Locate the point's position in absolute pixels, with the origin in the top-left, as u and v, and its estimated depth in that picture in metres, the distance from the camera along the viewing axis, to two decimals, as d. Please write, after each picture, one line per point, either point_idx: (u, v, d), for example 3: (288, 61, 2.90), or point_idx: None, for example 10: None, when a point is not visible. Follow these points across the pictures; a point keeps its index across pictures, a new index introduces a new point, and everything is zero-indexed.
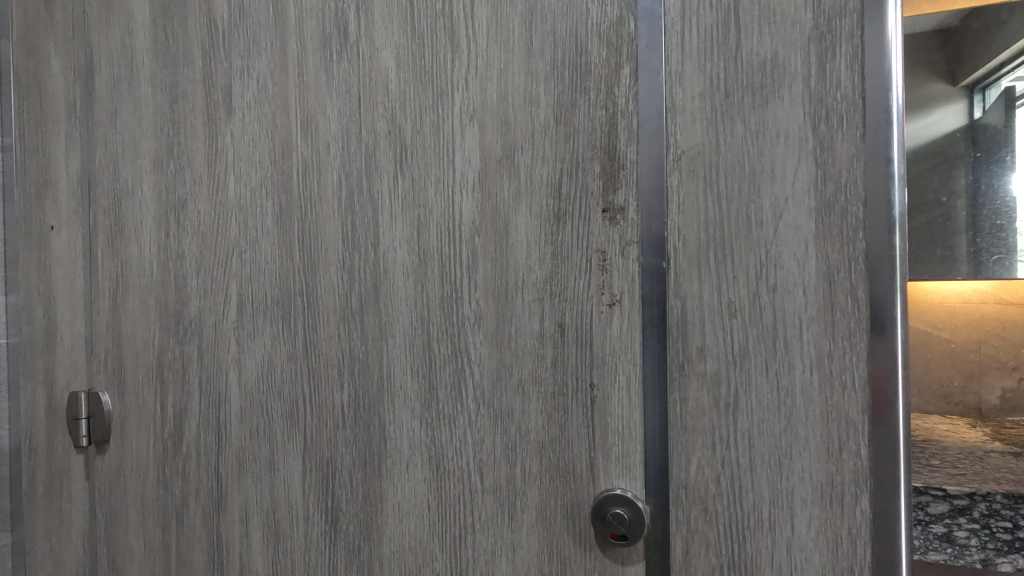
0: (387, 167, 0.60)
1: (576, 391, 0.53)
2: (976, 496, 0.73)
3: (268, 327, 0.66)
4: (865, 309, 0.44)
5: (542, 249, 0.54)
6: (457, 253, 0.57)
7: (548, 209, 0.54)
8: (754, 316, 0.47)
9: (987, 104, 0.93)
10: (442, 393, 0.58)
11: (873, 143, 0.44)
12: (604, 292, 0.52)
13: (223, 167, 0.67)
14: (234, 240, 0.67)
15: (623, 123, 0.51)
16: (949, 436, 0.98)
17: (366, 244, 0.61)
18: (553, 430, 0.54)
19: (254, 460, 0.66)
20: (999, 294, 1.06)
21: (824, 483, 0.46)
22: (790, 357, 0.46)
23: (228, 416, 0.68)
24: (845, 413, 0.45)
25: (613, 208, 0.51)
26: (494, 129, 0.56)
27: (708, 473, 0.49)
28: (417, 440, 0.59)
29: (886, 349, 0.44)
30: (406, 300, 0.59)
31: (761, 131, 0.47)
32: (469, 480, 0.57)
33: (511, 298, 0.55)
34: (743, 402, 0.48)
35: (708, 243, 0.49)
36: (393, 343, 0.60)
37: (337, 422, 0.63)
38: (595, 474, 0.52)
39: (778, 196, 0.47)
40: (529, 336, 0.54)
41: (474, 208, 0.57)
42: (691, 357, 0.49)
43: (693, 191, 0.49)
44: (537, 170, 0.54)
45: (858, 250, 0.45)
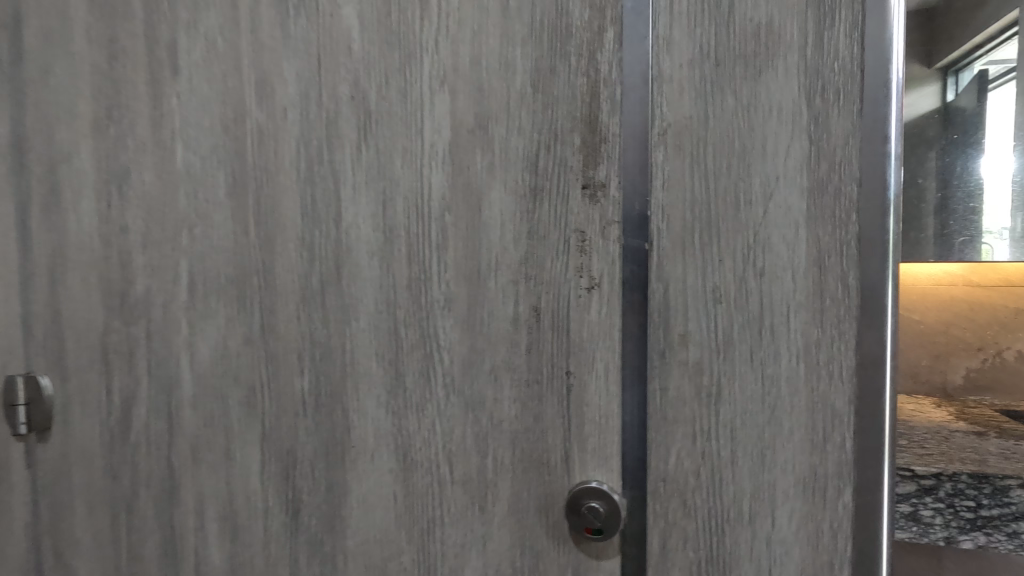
0: (351, 136, 0.55)
1: (551, 380, 0.50)
2: (943, 476, 0.73)
3: (222, 308, 0.61)
4: (855, 295, 0.42)
5: (517, 227, 0.50)
6: (426, 231, 0.53)
7: (524, 185, 0.50)
8: (740, 302, 0.45)
9: (960, 86, 0.91)
10: (410, 381, 0.54)
11: (871, 120, 0.41)
12: (582, 275, 0.49)
13: (169, 132, 0.61)
14: (182, 213, 0.61)
15: (605, 92, 0.47)
16: (916, 416, 0.99)
17: (327, 220, 0.56)
18: (527, 420, 0.51)
19: (209, 450, 0.62)
20: (965, 277, 1.06)
21: (807, 476, 0.44)
22: (776, 345, 0.44)
23: (180, 403, 0.63)
24: (831, 404, 0.43)
25: (593, 184, 0.48)
26: (467, 96, 0.51)
27: (688, 465, 0.47)
28: (384, 429, 0.56)
29: (874, 338, 0.42)
30: (371, 280, 0.55)
31: (753, 104, 0.44)
32: (438, 471, 0.54)
33: (483, 280, 0.51)
34: (725, 391, 0.45)
35: (694, 223, 0.46)
36: (357, 327, 0.56)
37: (297, 411, 0.59)
38: (570, 465, 0.50)
39: (769, 174, 0.44)
40: (504, 320, 0.51)
41: (444, 181, 0.52)
42: (673, 344, 0.46)
43: (679, 168, 0.46)
44: (513, 142, 0.50)
45: (851, 233, 0.42)
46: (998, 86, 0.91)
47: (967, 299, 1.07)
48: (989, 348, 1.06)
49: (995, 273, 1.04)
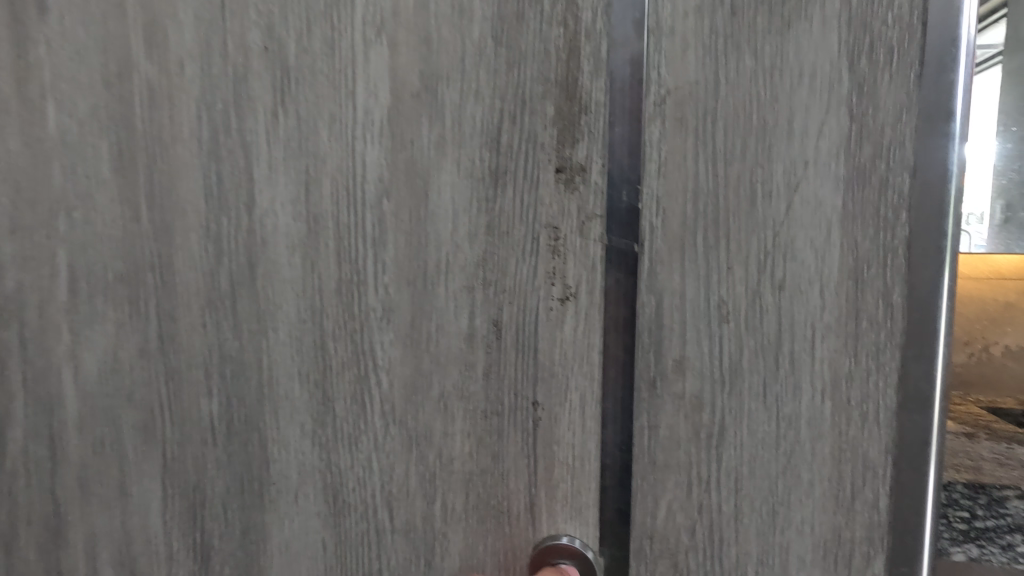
0: (264, 98, 0.43)
1: (514, 411, 0.40)
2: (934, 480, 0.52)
3: (110, 312, 0.49)
4: (900, 318, 0.33)
5: (472, 219, 0.40)
6: (360, 222, 0.42)
7: (482, 166, 0.39)
8: (752, 322, 0.35)
9: None
10: (340, 408, 0.44)
11: (931, 90, 0.32)
12: (554, 283, 0.38)
13: (38, 89, 0.48)
14: (58, 193, 0.49)
15: (586, 48, 0.37)
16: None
17: (236, 205, 0.45)
18: (483, 460, 0.41)
19: (101, 483, 0.51)
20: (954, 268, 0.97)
21: (829, 539, 0.35)
22: (797, 377, 0.35)
23: (64, 426, 0.52)
24: (863, 453, 0.34)
25: (569, 167, 0.37)
26: (411, 50, 0.40)
27: (681, 521, 0.37)
28: (309, 464, 0.45)
29: (921, 372, 0.33)
30: (292, 282, 0.44)
31: (778, 67, 0.34)
32: (375, 516, 0.44)
33: (430, 285, 0.41)
34: (730, 433, 0.36)
35: (697, 220, 0.36)
36: (275, 339, 0.45)
37: (205, 439, 0.48)
38: (536, 516, 0.40)
39: (795, 160, 0.34)
40: (455, 337, 0.41)
41: (381, 159, 0.41)
42: (666, 373, 0.37)
43: (679, 147, 0.36)
44: (468, 110, 0.39)
45: (899, 238, 0.33)
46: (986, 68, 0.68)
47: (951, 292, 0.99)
48: (976, 342, 0.97)
49: (981, 263, 0.96)
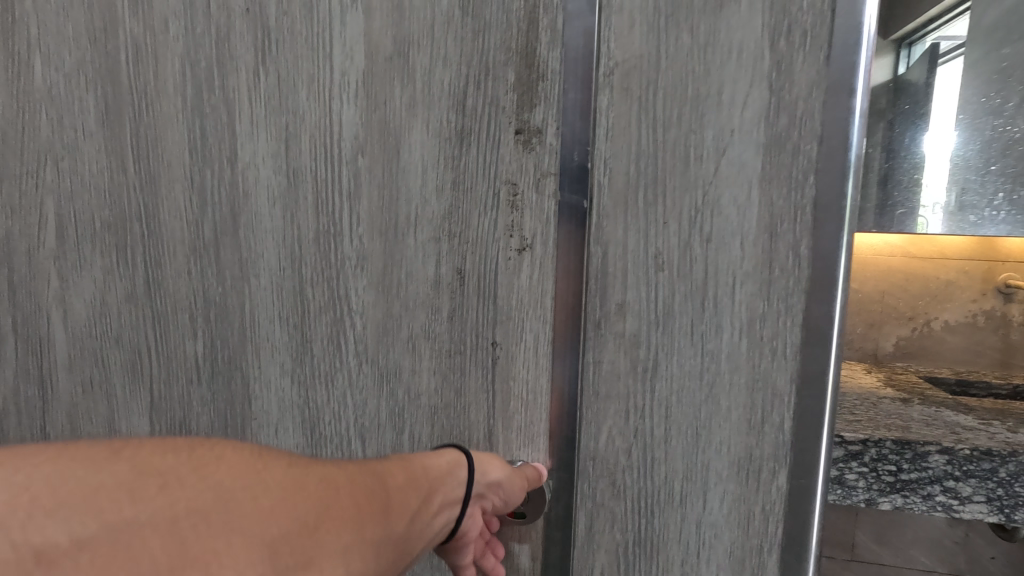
0: (246, 57, 0.46)
1: (475, 351, 0.45)
2: (869, 441, 0.60)
3: (98, 258, 0.52)
4: (806, 266, 0.39)
5: (439, 176, 0.44)
6: (335, 177, 0.46)
7: (449, 125, 0.43)
8: (683, 269, 0.40)
9: (912, 61, 0.72)
10: (317, 347, 0.48)
11: (839, 68, 0.37)
12: (513, 235, 0.43)
13: (26, 43, 0.50)
14: (45, 145, 0.51)
15: (545, 18, 0.40)
16: (848, 381, 0.98)
17: (219, 158, 0.48)
18: (447, 395, 0.46)
19: (91, 420, 0.55)
20: (904, 249, 1.06)
21: (742, 457, 0.41)
22: (719, 317, 0.40)
23: (54, 366, 0.55)
24: (772, 382, 0.40)
25: (528, 129, 0.42)
26: (384, 14, 0.43)
27: (619, 443, 0.43)
28: (288, 400, 0.50)
29: (822, 313, 0.39)
30: (272, 232, 0.48)
31: (710, 44, 0.38)
32: (350, 448, 0.49)
33: (401, 236, 0.45)
34: (662, 366, 0.42)
35: (638, 179, 0.40)
36: (256, 286, 0.49)
37: (190, 378, 0.52)
38: (494, 445, 0.46)
39: (723, 127, 0.39)
40: (424, 282, 0.45)
41: (357, 117, 0.45)
42: (609, 314, 0.42)
43: (625, 113, 0.40)
44: (437, 73, 0.43)
45: (807, 197, 0.38)
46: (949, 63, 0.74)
47: (904, 270, 1.06)
48: (920, 317, 1.06)
49: (931, 245, 1.04)
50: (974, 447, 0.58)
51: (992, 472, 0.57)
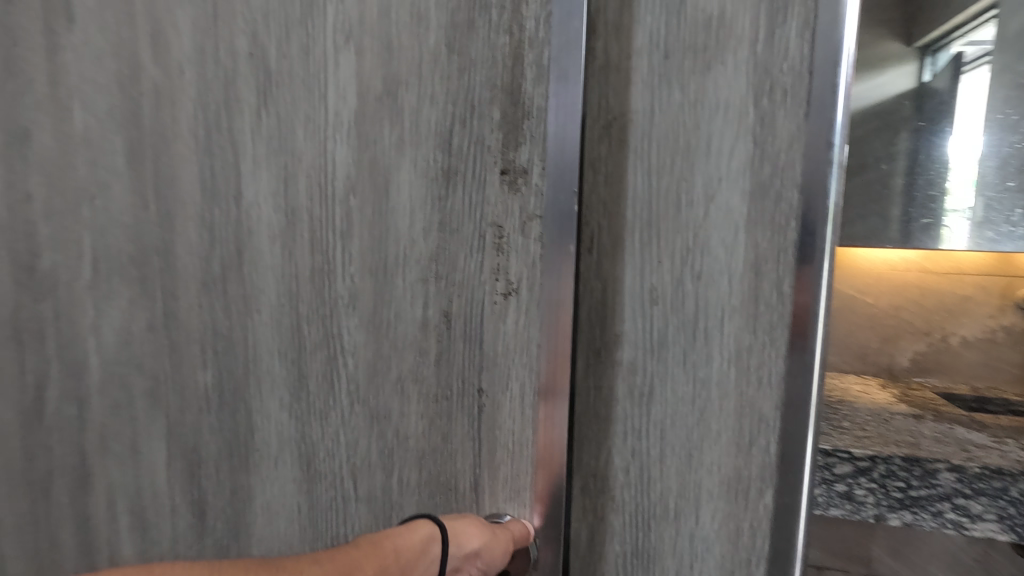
0: (250, 100, 0.52)
1: (462, 397, 0.49)
2: (878, 459, 0.71)
3: (124, 289, 0.58)
4: (789, 302, 0.42)
5: (428, 217, 0.48)
6: (330, 216, 0.51)
7: (436, 168, 0.47)
8: (676, 303, 0.44)
9: (937, 68, 0.90)
10: (314, 383, 0.53)
11: (816, 123, 0.40)
12: (498, 279, 0.47)
13: (68, 95, 0.56)
14: (83, 183, 0.57)
15: (529, 55, 0.44)
16: (861, 398, 0.99)
17: (228, 197, 0.53)
18: (433, 439, 0.50)
19: (116, 441, 0.60)
20: (922, 263, 1.07)
21: (731, 477, 0.45)
22: (710, 348, 0.44)
23: (88, 388, 0.61)
24: (759, 408, 0.43)
25: (513, 169, 0.45)
26: (375, 55, 0.48)
27: (617, 462, 0.47)
28: (287, 433, 0.55)
29: (805, 346, 0.42)
30: (273, 268, 0.53)
31: (700, 101, 0.42)
32: (341, 485, 0.53)
33: (391, 274, 0.50)
34: (657, 392, 0.46)
35: (635, 222, 0.44)
36: (259, 321, 0.54)
37: (200, 407, 0.57)
38: (479, 495, 0.49)
39: (711, 176, 0.42)
40: (418, 315, 0.49)
41: (349, 158, 0.50)
42: (608, 343, 0.46)
43: (622, 161, 0.44)
44: (427, 111, 0.47)
45: (789, 240, 0.41)
46: (972, 70, 0.89)
47: (919, 284, 1.08)
48: (936, 332, 1.07)
49: (948, 260, 1.05)
50: None
51: (1000, 491, 0.67)
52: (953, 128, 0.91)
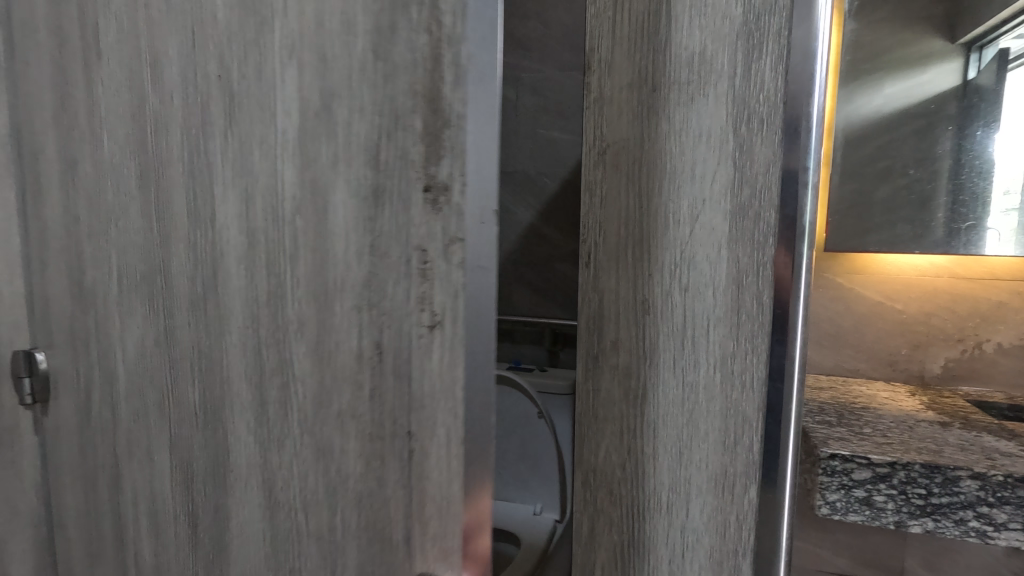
0: (219, 122, 0.45)
1: (393, 439, 0.37)
2: (897, 465, 0.80)
3: (139, 304, 0.56)
4: (769, 312, 0.44)
5: (360, 240, 0.38)
6: (279, 237, 0.42)
7: (363, 185, 0.37)
8: (665, 313, 0.49)
9: (983, 63, 1.10)
10: (273, 410, 0.44)
11: (790, 149, 0.42)
12: (424, 308, 0.36)
13: (98, 117, 0.56)
14: (110, 205, 0.57)
15: (449, 56, 0.34)
16: (887, 403, 1.03)
17: (207, 219, 0.48)
18: (370, 485, 0.38)
19: (139, 446, 0.58)
20: (948, 269, 1.12)
21: (719, 472, 0.48)
22: (697, 353, 0.48)
23: (118, 405, 0.59)
24: (742, 410, 0.46)
25: (436, 185, 0.35)
26: (312, 65, 0.38)
27: (614, 458, 0.52)
28: (252, 453, 0.46)
29: (783, 354, 0.44)
30: (240, 290, 0.46)
31: (685, 129, 0.47)
32: (296, 517, 0.43)
33: (328, 301, 0.39)
34: (650, 394, 0.50)
35: (627, 239, 0.50)
36: (232, 341, 0.47)
37: (192, 426, 0.52)
38: (411, 552, 0.37)
39: (696, 198, 0.47)
40: (348, 370, 0.39)
41: (290, 175, 0.41)
42: (605, 349, 0.52)
43: (615, 184, 0.50)
44: (341, 112, 0.37)
45: (767, 256, 0.44)
46: (1016, 66, 1.09)
47: (950, 291, 1.11)
48: (968, 339, 1.11)
49: (979, 265, 1.10)
50: (1007, 474, 0.75)
51: None
52: (1001, 123, 1.10)
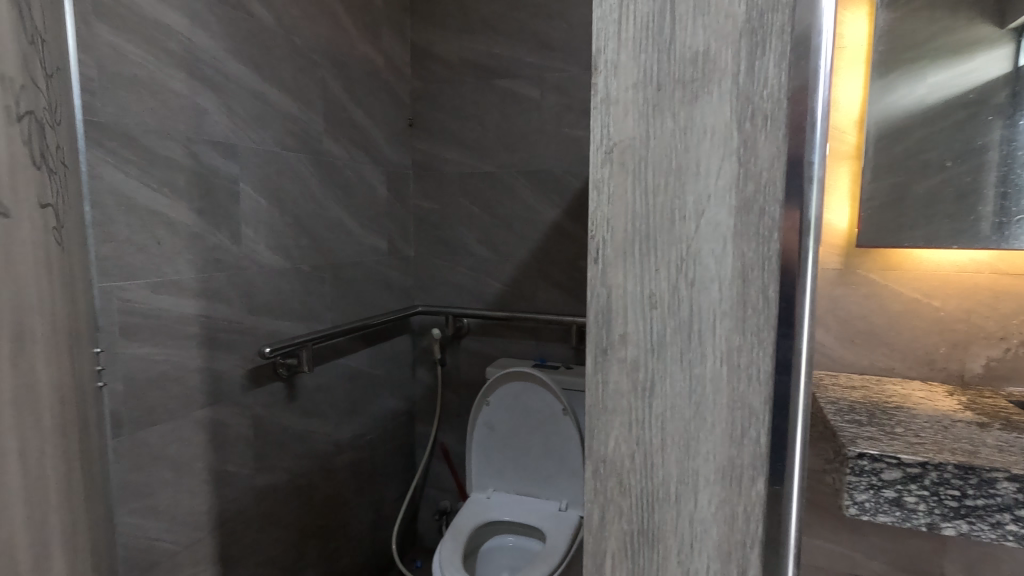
0: None
1: None
2: (929, 465, 0.78)
3: None
4: (774, 306, 0.46)
5: None
6: None
7: None
8: (672, 308, 0.50)
9: None
10: None
11: (795, 146, 0.43)
12: None
13: None
14: None
15: None
16: (923, 403, 1.01)
17: None
18: None
19: None
20: (993, 265, 1.07)
21: (726, 464, 0.49)
22: (703, 346, 0.49)
23: None
24: (749, 403, 0.48)
25: None
26: None
27: (624, 449, 0.53)
28: None
29: (789, 346, 0.46)
30: None
31: (689, 127, 0.47)
32: None
33: None
34: (658, 387, 0.51)
35: (634, 235, 0.51)
36: None
37: None
38: None
39: (701, 193, 0.47)
40: None
41: None
42: (614, 343, 0.52)
43: (621, 181, 0.51)
44: None
45: (772, 249, 0.45)
46: None
47: (991, 287, 1.07)
48: (1012, 338, 1.06)
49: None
50: None
51: None
52: None
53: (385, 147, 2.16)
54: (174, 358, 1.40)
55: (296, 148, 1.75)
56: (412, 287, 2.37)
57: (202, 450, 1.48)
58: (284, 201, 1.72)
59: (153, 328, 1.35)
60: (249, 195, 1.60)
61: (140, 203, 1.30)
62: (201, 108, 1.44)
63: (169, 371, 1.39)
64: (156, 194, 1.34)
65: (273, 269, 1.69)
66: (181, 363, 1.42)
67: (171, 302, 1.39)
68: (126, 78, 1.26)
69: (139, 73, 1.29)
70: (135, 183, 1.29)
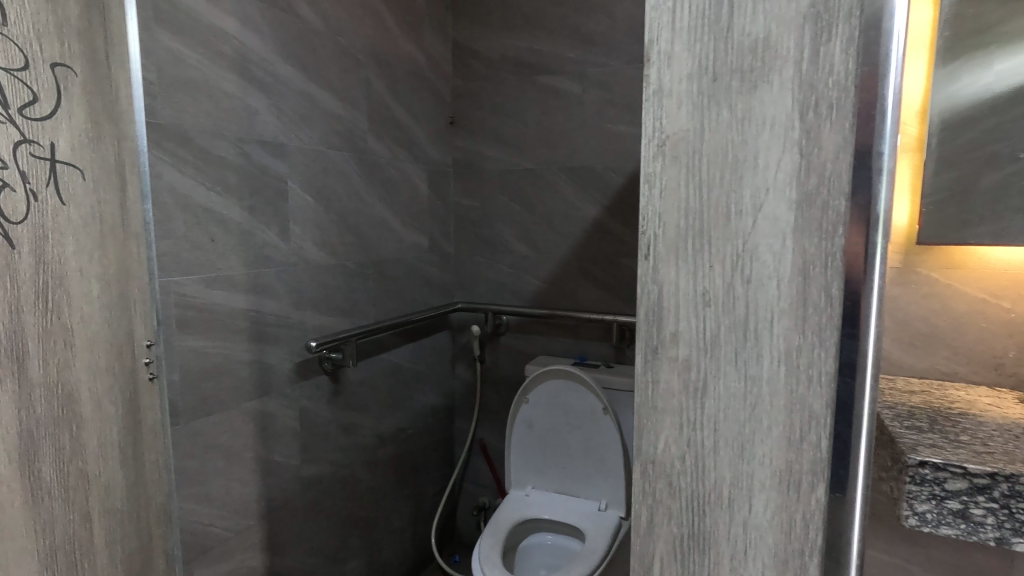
0: None
1: None
2: (998, 476, 0.73)
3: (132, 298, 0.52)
4: (838, 305, 0.44)
5: None
6: None
7: None
8: (726, 305, 0.48)
9: None
10: None
11: (864, 137, 0.42)
12: None
13: None
14: None
15: None
16: (990, 410, 0.95)
17: None
18: None
19: None
20: None
21: (782, 469, 0.47)
22: (760, 346, 0.47)
23: None
24: (809, 406, 0.46)
25: None
26: None
27: (674, 450, 0.52)
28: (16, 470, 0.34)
29: (854, 347, 0.44)
30: None
31: (747, 118, 0.46)
32: None
33: None
34: (710, 388, 0.49)
35: (687, 230, 0.49)
36: None
37: None
38: None
39: (759, 187, 0.46)
40: None
41: None
42: (665, 342, 0.51)
43: (673, 175, 0.49)
44: None
45: (836, 246, 0.43)
46: None
47: None
48: None
49: None
50: None
51: None
52: None
53: (427, 145, 2.18)
54: (226, 350, 1.45)
55: (341, 147, 1.78)
56: (452, 284, 2.39)
57: (251, 439, 1.54)
58: (330, 199, 1.76)
59: (207, 321, 1.40)
60: (296, 193, 1.64)
61: (196, 202, 1.36)
62: (252, 109, 1.49)
63: (221, 363, 1.44)
64: (210, 193, 1.39)
65: (319, 265, 1.73)
66: (232, 356, 1.47)
67: (224, 296, 1.45)
68: (183, 81, 1.31)
69: (195, 76, 1.34)
70: (191, 183, 1.34)
